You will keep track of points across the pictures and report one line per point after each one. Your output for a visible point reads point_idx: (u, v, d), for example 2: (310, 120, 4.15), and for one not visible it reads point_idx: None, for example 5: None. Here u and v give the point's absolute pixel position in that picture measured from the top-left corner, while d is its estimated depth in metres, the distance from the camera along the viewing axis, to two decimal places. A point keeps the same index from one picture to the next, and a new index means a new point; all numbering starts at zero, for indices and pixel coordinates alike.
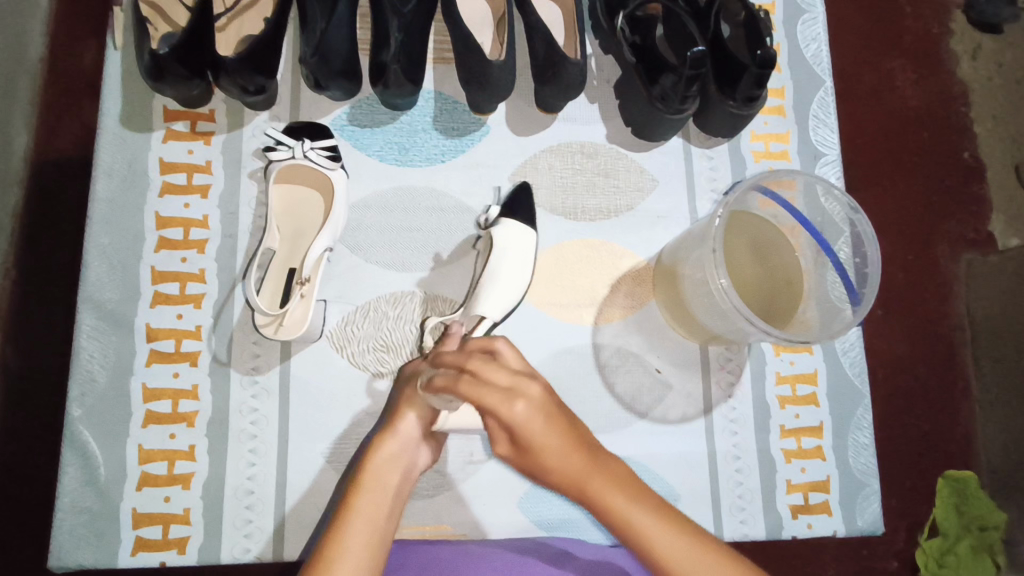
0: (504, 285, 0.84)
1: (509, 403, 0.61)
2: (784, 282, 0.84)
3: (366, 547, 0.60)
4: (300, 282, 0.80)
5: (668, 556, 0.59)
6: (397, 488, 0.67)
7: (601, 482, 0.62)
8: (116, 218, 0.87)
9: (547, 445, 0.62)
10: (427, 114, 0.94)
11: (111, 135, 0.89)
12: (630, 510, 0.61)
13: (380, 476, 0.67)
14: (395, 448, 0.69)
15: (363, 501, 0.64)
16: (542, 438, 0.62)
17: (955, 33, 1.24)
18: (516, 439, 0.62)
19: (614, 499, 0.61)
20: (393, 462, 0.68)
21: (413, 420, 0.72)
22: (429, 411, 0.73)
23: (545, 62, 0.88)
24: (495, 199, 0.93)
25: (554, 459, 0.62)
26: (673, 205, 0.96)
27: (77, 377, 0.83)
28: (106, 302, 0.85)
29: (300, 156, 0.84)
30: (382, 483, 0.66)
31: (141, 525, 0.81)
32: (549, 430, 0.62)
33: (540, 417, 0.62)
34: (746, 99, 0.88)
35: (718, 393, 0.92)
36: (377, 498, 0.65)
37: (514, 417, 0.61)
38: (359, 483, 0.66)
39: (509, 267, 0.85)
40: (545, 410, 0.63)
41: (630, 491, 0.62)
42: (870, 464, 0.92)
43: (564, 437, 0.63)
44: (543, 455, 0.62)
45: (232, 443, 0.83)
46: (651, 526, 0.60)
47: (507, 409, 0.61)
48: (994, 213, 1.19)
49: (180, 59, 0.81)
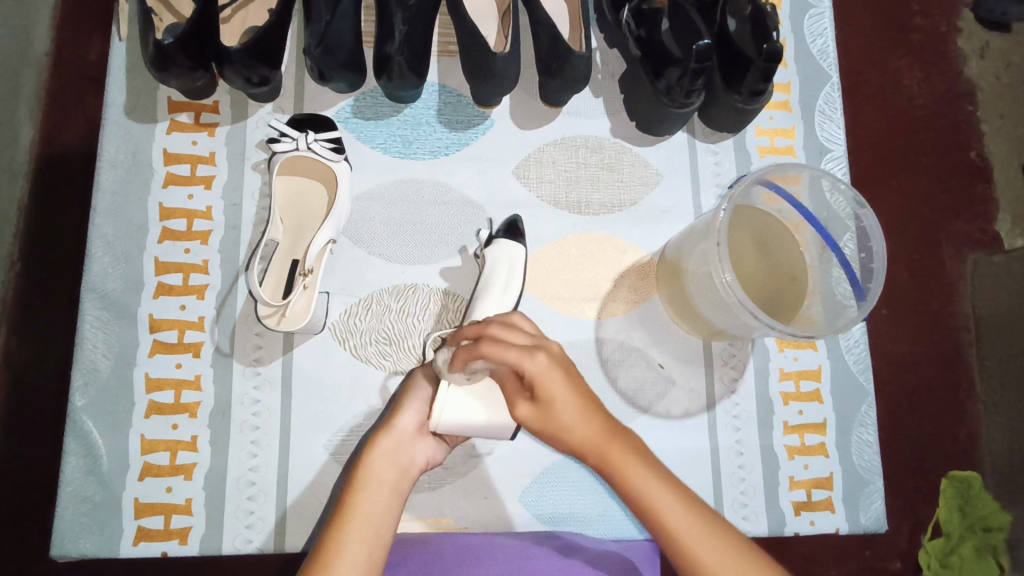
0: (499, 290, 0.84)
1: (530, 355, 0.62)
2: (788, 278, 0.83)
3: (364, 545, 0.59)
4: (304, 273, 0.79)
5: (681, 529, 0.58)
6: (394, 485, 0.66)
7: (624, 452, 0.62)
8: (120, 208, 0.87)
9: (563, 402, 0.62)
10: (431, 107, 0.94)
11: (116, 126, 0.89)
12: (649, 484, 0.60)
13: (378, 472, 0.66)
14: (391, 445, 0.69)
15: (361, 499, 0.64)
16: (563, 392, 0.62)
17: (963, 31, 1.23)
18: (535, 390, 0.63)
19: (634, 469, 0.61)
20: (390, 459, 0.68)
21: (408, 414, 0.72)
22: (422, 405, 0.74)
23: (550, 55, 0.88)
24: (489, 229, 0.91)
25: (574, 418, 0.63)
26: (677, 200, 0.96)
27: (79, 368, 0.83)
28: (109, 292, 0.85)
29: (303, 148, 0.83)
30: (380, 481, 0.66)
31: (143, 515, 0.81)
32: (568, 383, 0.63)
33: (559, 371, 0.63)
34: (751, 93, 0.87)
35: (721, 388, 0.92)
36: (375, 496, 0.64)
37: (536, 371, 0.62)
38: (356, 481, 0.66)
39: (502, 277, 0.85)
40: (564, 364, 0.63)
41: (648, 458, 0.62)
42: (873, 461, 0.92)
43: (580, 391, 0.63)
44: (566, 413, 0.63)
45: (233, 434, 0.83)
46: (662, 491, 0.60)
47: (529, 361, 0.62)
48: (1001, 213, 1.18)
49: (185, 50, 0.81)
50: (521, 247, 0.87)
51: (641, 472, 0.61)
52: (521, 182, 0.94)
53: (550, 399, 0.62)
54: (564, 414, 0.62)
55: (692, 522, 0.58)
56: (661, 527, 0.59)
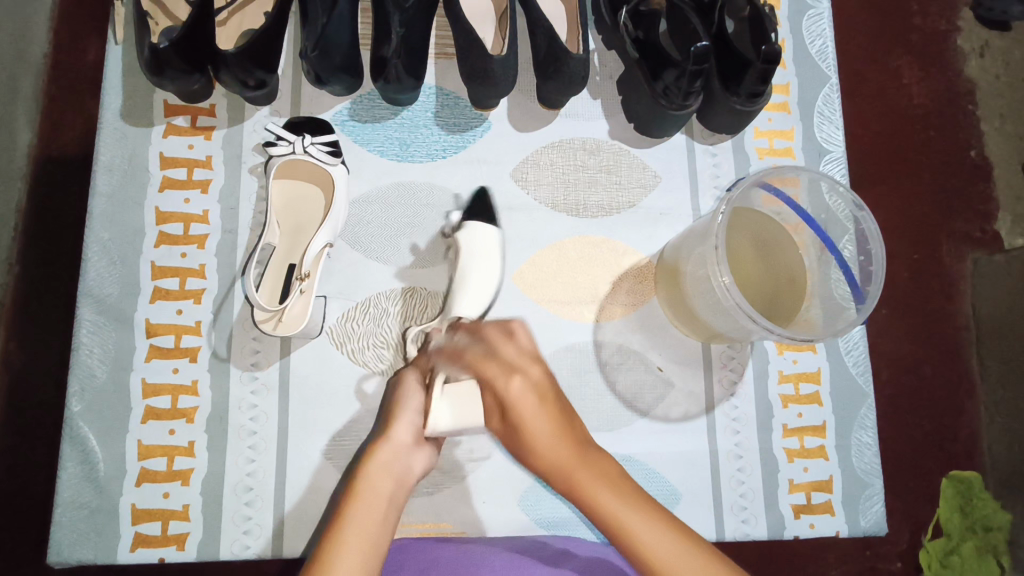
0: (479, 278, 0.85)
1: (507, 378, 0.70)
2: (787, 280, 0.83)
3: (360, 556, 0.59)
4: (300, 277, 0.80)
5: (653, 547, 0.58)
6: (391, 496, 0.66)
7: (589, 477, 0.63)
8: (117, 213, 0.87)
9: (537, 429, 0.67)
10: (429, 110, 0.94)
11: (112, 130, 0.89)
12: (621, 508, 0.61)
13: (375, 482, 0.66)
14: (388, 456, 0.69)
15: (358, 509, 0.63)
16: (535, 420, 0.67)
17: (963, 30, 1.23)
18: (506, 412, 0.69)
19: (606, 496, 0.62)
20: (387, 470, 0.68)
21: (404, 425, 0.72)
22: (416, 413, 0.74)
23: (547, 57, 0.87)
24: (455, 207, 0.91)
25: (544, 446, 0.66)
26: (675, 202, 0.95)
27: (76, 373, 0.83)
28: (106, 297, 0.85)
29: (299, 152, 0.84)
30: (377, 491, 0.65)
31: (140, 521, 0.81)
32: (538, 407, 0.68)
33: (533, 395, 0.69)
34: (750, 95, 0.87)
35: (720, 391, 0.91)
36: (372, 507, 0.64)
37: (512, 392, 0.69)
38: (352, 492, 0.65)
39: (480, 264, 0.86)
40: (545, 382, 0.70)
41: (620, 488, 0.63)
42: (873, 464, 0.92)
43: (551, 417, 0.67)
44: (532, 438, 0.67)
45: (231, 439, 0.83)
46: (635, 516, 0.60)
47: (509, 387, 0.69)
48: (1001, 212, 1.18)
49: (181, 54, 0.81)
50: (496, 231, 0.88)
51: (614, 498, 0.62)
52: (519, 185, 0.93)
53: (520, 425, 0.67)
54: (532, 440, 0.66)
55: (664, 539, 0.58)
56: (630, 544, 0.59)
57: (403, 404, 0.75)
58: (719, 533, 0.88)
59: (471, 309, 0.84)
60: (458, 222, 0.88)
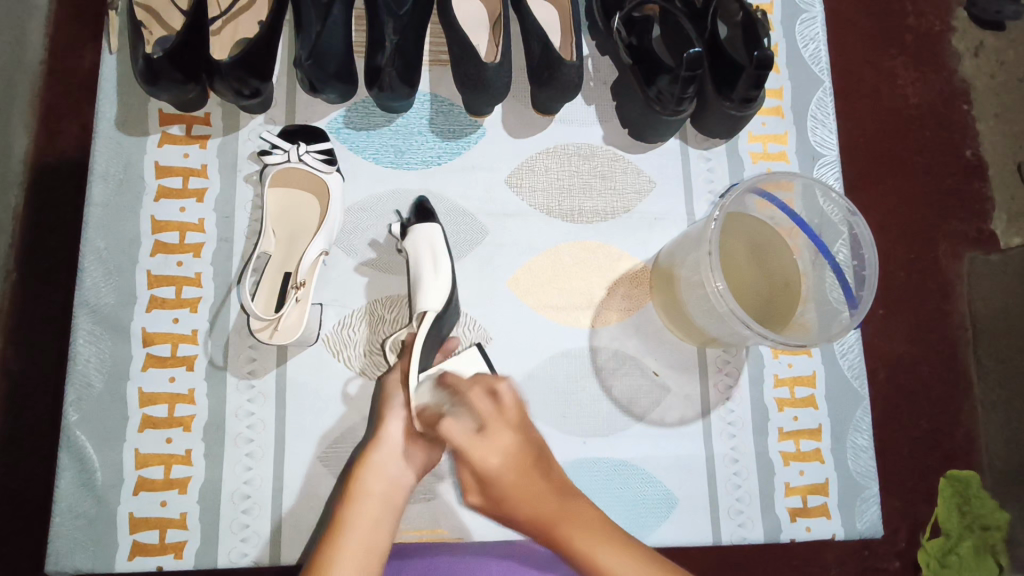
0: (432, 276, 0.82)
1: (483, 453, 0.61)
2: (782, 285, 0.83)
3: (357, 560, 0.60)
4: (296, 286, 0.81)
5: None
6: (388, 498, 0.66)
7: (576, 533, 0.60)
8: (112, 222, 0.87)
9: (520, 499, 0.61)
10: (423, 117, 0.94)
11: (107, 139, 0.89)
12: (600, 552, 0.60)
13: (370, 484, 0.66)
14: (380, 458, 0.69)
15: (354, 514, 0.64)
16: (515, 489, 0.61)
17: (957, 30, 1.23)
18: (487, 490, 0.62)
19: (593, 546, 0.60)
20: (381, 471, 0.68)
21: (394, 424, 0.72)
22: (403, 412, 0.74)
23: (541, 64, 0.88)
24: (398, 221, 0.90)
25: (529, 510, 0.61)
26: (670, 207, 0.96)
27: (73, 382, 0.83)
28: (102, 306, 0.85)
29: (295, 160, 0.84)
30: (372, 494, 0.66)
31: (138, 529, 0.81)
32: (515, 471, 0.62)
33: (512, 466, 0.62)
34: (743, 100, 0.87)
35: (716, 395, 0.92)
36: (368, 510, 0.64)
37: (487, 465, 0.61)
38: (348, 495, 0.66)
39: (429, 263, 0.83)
40: (518, 444, 0.63)
41: (607, 541, 0.60)
42: (869, 466, 0.92)
43: (525, 473, 0.62)
44: (515, 508, 0.61)
45: (228, 447, 0.83)
46: (621, 570, 0.58)
47: (484, 459, 0.61)
48: (996, 212, 1.18)
49: (176, 64, 0.81)
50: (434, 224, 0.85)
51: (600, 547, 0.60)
52: (514, 191, 0.94)
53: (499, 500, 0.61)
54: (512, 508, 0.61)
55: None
56: None
57: (389, 405, 0.74)
58: (715, 536, 0.88)
59: (433, 302, 0.81)
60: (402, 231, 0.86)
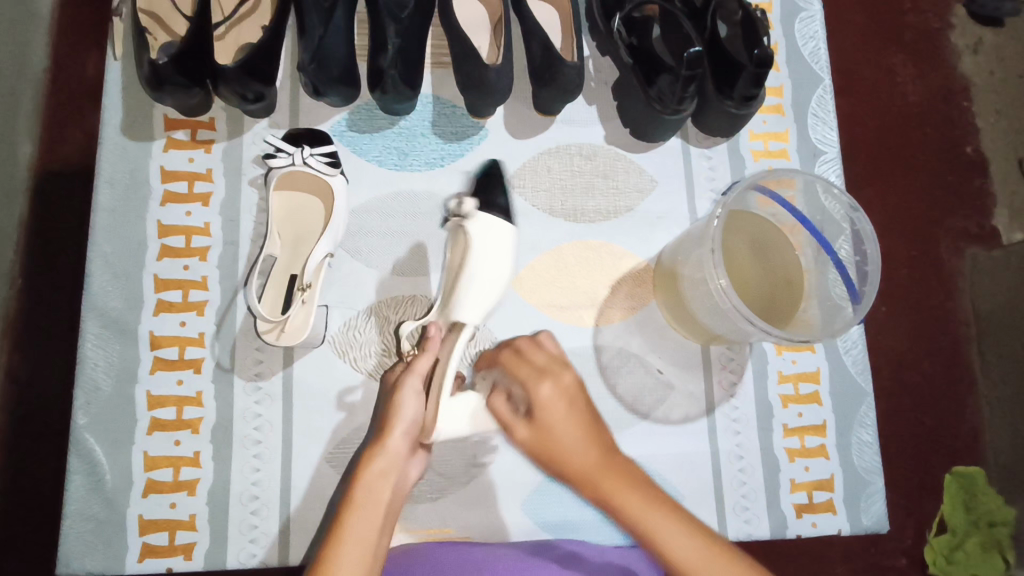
0: (481, 285, 0.82)
1: (539, 381, 0.73)
2: (784, 281, 0.84)
3: (361, 562, 0.61)
4: (302, 288, 0.81)
5: (676, 550, 0.60)
6: (388, 503, 0.67)
7: (617, 479, 0.66)
8: (119, 227, 0.88)
9: (563, 427, 0.70)
10: (426, 119, 0.95)
11: (113, 145, 0.90)
12: (647, 507, 0.63)
13: (372, 490, 0.67)
14: (383, 465, 0.69)
15: (356, 517, 0.64)
16: (561, 421, 0.71)
17: (956, 28, 1.24)
18: (534, 413, 0.72)
19: (626, 493, 0.65)
20: (385, 478, 0.68)
21: (400, 435, 0.72)
22: (411, 424, 0.73)
23: (542, 66, 0.88)
24: (413, 218, 0.91)
25: (572, 448, 0.69)
26: (671, 205, 0.96)
27: (82, 386, 0.84)
28: (109, 310, 0.86)
29: (299, 163, 0.84)
30: (375, 499, 0.66)
31: (147, 531, 0.81)
32: (565, 408, 0.72)
33: (562, 400, 0.72)
34: (744, 97, 0.88)
35: (720, 392, 0.92)
36: (371, 514, 0.65)
37: (540, 394, 0.72)
38: (350, 500, 0.66)
39: (490, 263, 0.82)
40: (567, 390, 0.73)
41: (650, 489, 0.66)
42: (874, 461, 0.92)
43: (574, 413, 0.71)
44: (560, 438, 0.70)
45: (236, 449, 0.84)
46: (664, 521, 0.62)
47: (538, 390, 0.73)
48: (998, 208, 1.18)
49: (181, 69, 0.82)
50: (509, 226, 0.84)
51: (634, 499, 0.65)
52: (517, 192, 0.94)
53: (548, 425, 0.71)
54: (557, 440, 0.70)
55: (689, 544, 0.60)
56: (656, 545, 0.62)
57: (399, 413, 0.73)
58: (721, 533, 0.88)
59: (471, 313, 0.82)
60: (468, 211, 0.83)
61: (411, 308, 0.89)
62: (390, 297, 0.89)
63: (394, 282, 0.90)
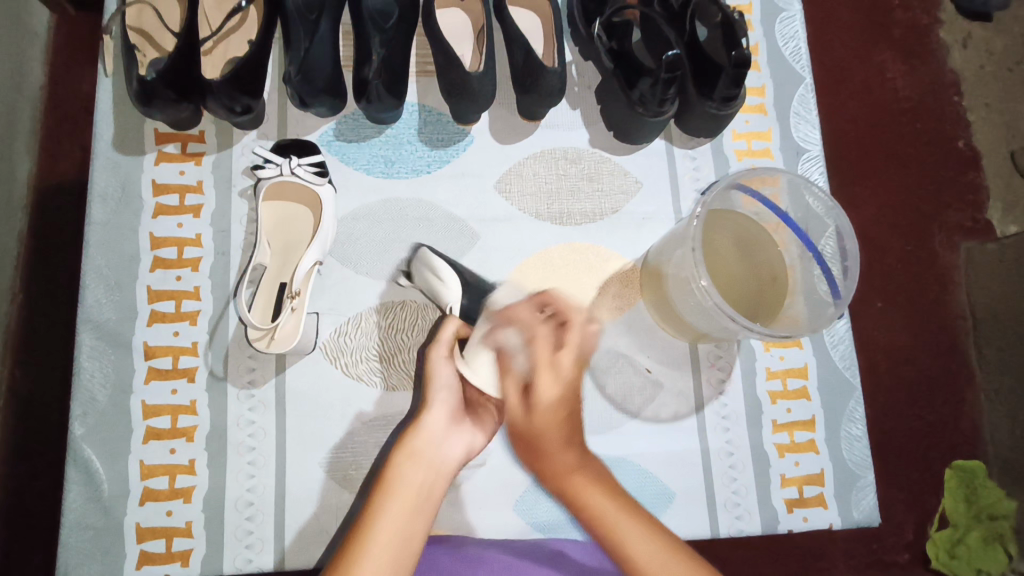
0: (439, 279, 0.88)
1: (546, 381, 0.89)
2: (769, 278, 0.85)
3: (386, 563, 0.69)
4: (290, 296, 0.82)
5: (636, 552, 0.77)
6: (421, 483, 0.79)
7: (583, 479, 0.86)
8: (112, 241, 0.89)
9: (546, 422, 0.89)
10: (412, 127, 0.96)
11: (106, 160, 0.91)
12: (606, 509, 0.82)
13: (403, 472, 0.79)
14: (417, 445, 0.81)
15: (388, 505, 0.75)
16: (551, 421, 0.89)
17: (944, 23, 1.25)
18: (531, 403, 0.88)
19: (594, 496, 0.84)
20: (417, 459, 0.80)
21: (435, 412, 0.84)
22: (447, 387, 0.86)
23: (524, 72, 0.90)
24: (402, 222, 0.93)
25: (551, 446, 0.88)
26: (657, 206, 0.97)
27: (78, 397, 0.85)
28: (104, 322, 0.87)
29: (287, 173, 0.86)
30: (403, 481, 0.78)
31: (145, 539, 0.83)
32: (559, 424, 0.89)
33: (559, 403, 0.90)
34: (724, 99, 0.89)
35: (709, 390, 0.93)
36: (403, 500, 0.76)
37: (544, 392, 0.89)
38: (382, 493, 0.76)
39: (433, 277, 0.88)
40: (574, 385, 0.91)
41: (609, 490, 0.85)
42: (863, 456, 0.93)
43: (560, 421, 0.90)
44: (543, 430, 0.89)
45: (231, 455, 0.85)
46: (620, 516, 0.81)
47: (546, 390, 0.89)
48: (991, 201, 1.19)
49: (170, 83, 0.84)
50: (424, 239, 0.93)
51: (609, 509, 0.82)
52: (504, 197, 0.95)
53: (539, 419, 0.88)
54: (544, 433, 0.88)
55: (655, 553, 0.76)
56: (618, 544, 0.79)
57: (436, 381, 0.86)
58: (713, 529, 0.89)
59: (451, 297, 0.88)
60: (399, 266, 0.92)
61: (404, 316, 0.90)
62: (385, 304, 0.90)
63: (385, 288, 0.91)
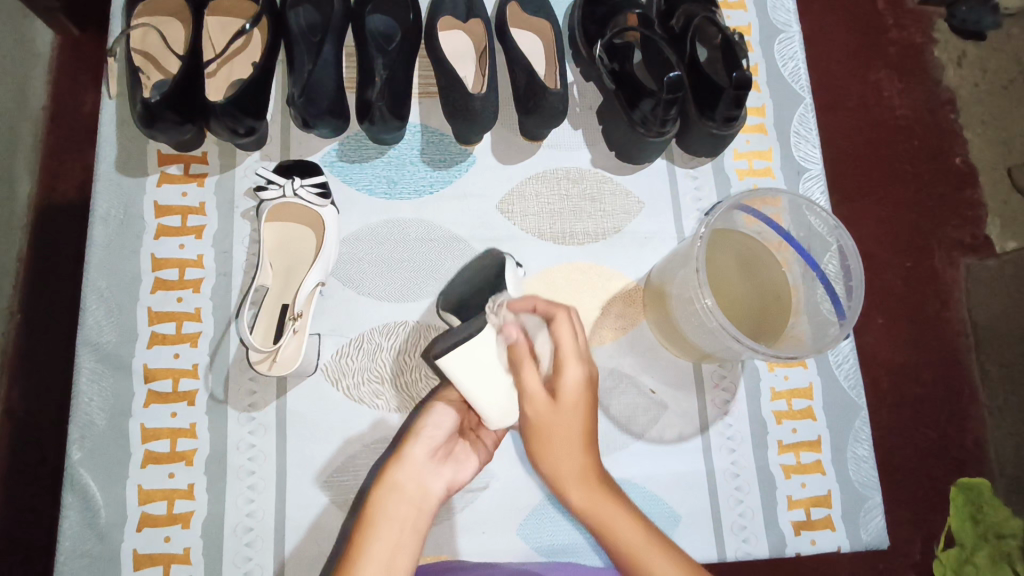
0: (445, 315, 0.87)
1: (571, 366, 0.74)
2: (772, 298, 0.85)
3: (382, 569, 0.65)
4: (293, 317, 0.82)
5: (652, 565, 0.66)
6: (411, 518, 0.70)
7: (594, 493, 0.72)
8: (113, 263, 0.89)
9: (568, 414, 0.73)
10: (414, 148, 0.96)
11: (108, 182, 0.91)
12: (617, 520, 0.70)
13: (381, 506, 0.70)
14: (400, 477, 0.73)
15: (373, 536, 0.67)
16: (567, 412, 0.73)
17: (939, 42, 1.26)
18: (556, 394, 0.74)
19: (609, 510, 0.71)
20: (398, 491, 0.72)
21: (419, 446, 0.76)
22: (441, 431, 0.78)
23: (526, 93, 0.90)
24: (405, 242, 0.93)
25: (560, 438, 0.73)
26: (659, 225, 0.97)
27: (76, 421, 0.84)
28: (103, 344, 0.86)
29: (289, 195, 0.85)
30: (383, 512, 0.69)
31: (142, 566, 0.81)
32: (578, 415, 0.74)
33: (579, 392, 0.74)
34: (726, 119, 0.90)
35: (714, 411, 0.92)
36: (390, 529, 0.68)
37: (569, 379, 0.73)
38: (364, 519, 0.69)
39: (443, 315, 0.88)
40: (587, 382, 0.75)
41: (622, 501, 0.72)
42: (871, 477, 0.92)
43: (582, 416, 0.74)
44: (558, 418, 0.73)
45: (230, 480, 0.84)
46: (632, 529, 0.69)
47: (570, 373, 0.73)
48: (990, 217, 1.20)
49: (172, 106, 0.84)
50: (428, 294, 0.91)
51: (622, 519, 0.70)
52: (506, 217, 0.95)
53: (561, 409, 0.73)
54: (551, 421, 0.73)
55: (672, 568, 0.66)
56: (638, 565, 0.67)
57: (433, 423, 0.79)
58: (719, 553, 0.88)
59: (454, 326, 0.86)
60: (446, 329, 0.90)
61: (406, 338, 0.90)
62: (387, 326, 0.90)
63: (387, 309, 0.90)
